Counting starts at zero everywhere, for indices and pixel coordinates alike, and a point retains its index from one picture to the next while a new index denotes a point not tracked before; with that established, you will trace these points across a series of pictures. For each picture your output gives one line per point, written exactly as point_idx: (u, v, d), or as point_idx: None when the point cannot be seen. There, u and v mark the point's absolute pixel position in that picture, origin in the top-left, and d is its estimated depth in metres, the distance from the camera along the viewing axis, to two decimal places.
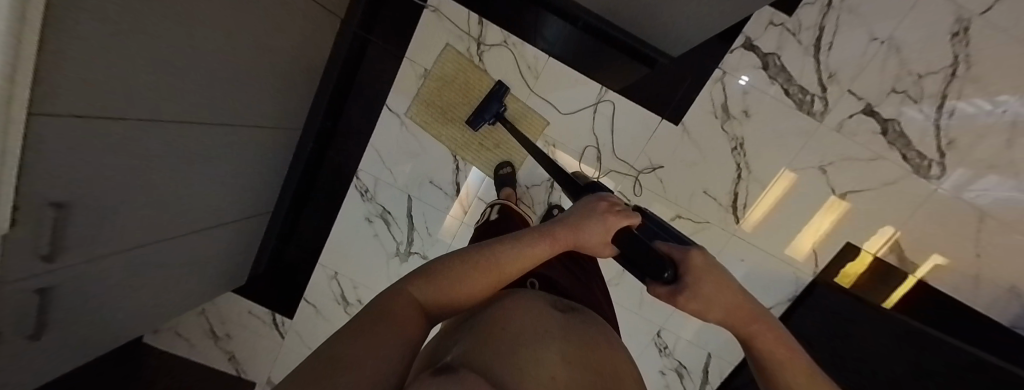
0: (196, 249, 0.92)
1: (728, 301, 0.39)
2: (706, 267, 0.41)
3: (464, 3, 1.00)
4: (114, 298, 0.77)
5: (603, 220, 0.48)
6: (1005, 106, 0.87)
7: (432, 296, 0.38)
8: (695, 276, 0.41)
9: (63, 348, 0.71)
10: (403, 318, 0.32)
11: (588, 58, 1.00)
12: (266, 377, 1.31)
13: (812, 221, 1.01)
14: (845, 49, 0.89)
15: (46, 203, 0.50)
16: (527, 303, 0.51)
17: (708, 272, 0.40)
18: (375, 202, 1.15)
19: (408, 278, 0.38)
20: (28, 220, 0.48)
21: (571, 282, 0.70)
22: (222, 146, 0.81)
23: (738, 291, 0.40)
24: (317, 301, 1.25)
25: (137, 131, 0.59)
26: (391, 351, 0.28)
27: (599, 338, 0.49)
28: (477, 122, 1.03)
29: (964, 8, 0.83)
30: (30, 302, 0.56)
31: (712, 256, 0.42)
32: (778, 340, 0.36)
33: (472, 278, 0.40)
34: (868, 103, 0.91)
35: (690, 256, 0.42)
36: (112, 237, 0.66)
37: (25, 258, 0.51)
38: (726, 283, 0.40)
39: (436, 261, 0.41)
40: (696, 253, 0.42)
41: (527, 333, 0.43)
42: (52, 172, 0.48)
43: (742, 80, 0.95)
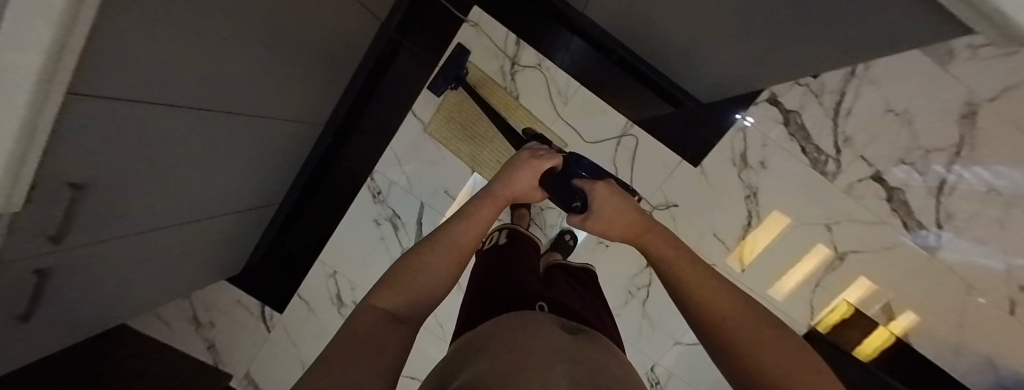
0: (199, 235, 0.88)
1: (626, 219, 0.54)
2: (608, 193, 0.58)
3: (505, 23, 1.02)
4: (108, 282, 0.73)
5: (531, 165, 0.62)
6: (1002, 188, 0.91)
7: (403, 302, 0.40)
8: (599, 203, 0.58)
9: (47, 331, 0.67)
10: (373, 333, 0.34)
11: (618, 92, 1.02)
12: (244, 370, 1.26)
13: (798, 265, 1.04)
14: (863, 116, 0.93)
15: (62, 184, 0.47)
16: (529, 324, 0.46)
17: (608, 199, 0.57)
18: (385, 203, 1.14)
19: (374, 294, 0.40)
20: (44, 198, 0.45)
21: (581, 306, 0.67)
22: (245, 137, 0.79)
23: (634, 209, 0.55)
24: (310, 298, 1.21)
25: (169, 117, 0.57)
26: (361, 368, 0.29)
27: (607, 353, 0.45)
28: (439, 87, 1.01)
29: (976, 92, 0.88)
30: (26, 282, 0.53)
31: (614, 188, 0.59)
32: (668, 241, 0.48)
33: (432, 263, 0.45)
34: (877, 169, 0.95)
35: (596, 187, 0.59)
36: (122, 222, 0.63)
37: (29, 238, 0.48)
38: (624, 202, 0.56)
39: (394, 271, 0.43)
40: (602, 186, 0.59)
41: (519, 343, 0.39)
42: (75, 153, 0.46)
43: (747, 121, 0.98)
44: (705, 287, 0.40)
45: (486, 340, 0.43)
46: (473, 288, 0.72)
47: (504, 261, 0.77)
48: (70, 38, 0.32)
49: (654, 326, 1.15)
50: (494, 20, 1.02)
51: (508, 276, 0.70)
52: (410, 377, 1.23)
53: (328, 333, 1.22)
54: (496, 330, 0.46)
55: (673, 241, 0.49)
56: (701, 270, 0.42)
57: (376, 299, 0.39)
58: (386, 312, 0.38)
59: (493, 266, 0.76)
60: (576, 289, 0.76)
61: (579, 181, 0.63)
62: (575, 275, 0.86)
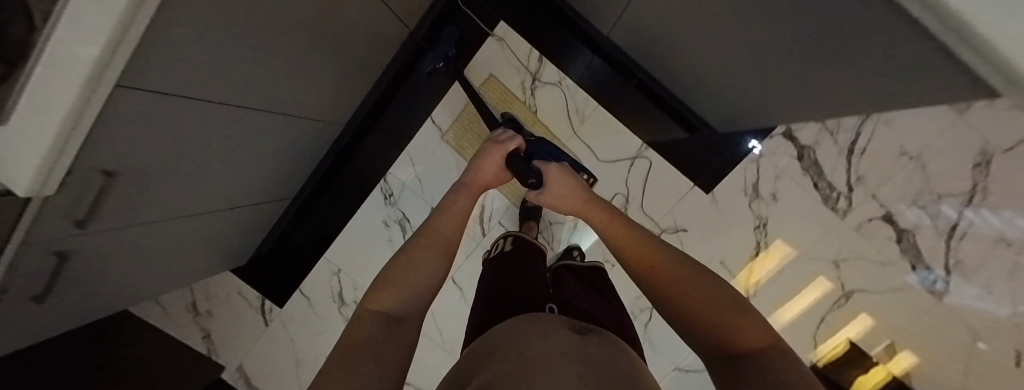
0: (216, 227, 0.89)
1: (572, 192, 0.58)
2: (560, 172, 0.63)
3: (530, 39, 1.04)
4: (126, 268, 0.74)
5: (491, 149, 0.66)
6: None
7: (401, 301, 0.39)
8: (552, 181, 0.62)
9: (59, 311, 0.68)
10: (376, 336, 0.34)
11: (636, 114, 1.04)
12: (236, 363, 1.25)
13: (802, 297, 1.04)
14: (878, 156, 0.93)
15: (95, 171, 0.49)
16: (536, 325, 0.45)
17: (559, 177, 0.62)
18: (396, 205, 1.14)
19: (370, 296, 0.39)
20: (73, 182, 0.47)
21: (591, 306, 0.66)
22: (272, 134, 0.81)
23: (579, 185, 0.59)
24: (312, 295, 1.21)
25: (201, 111, 0.58)
26: (369, 373, 0.28)
27: (615, 347, 0.44)
28: (427, 65, 1.03)
29: None
30: (46, 261, 0.54)
31: (565, 169, 0.64)
32: (605, 209, 0.50)
33: (425, 258, 0.45)
34: (888, 210, 0.95)
35: (551, 168, 0.64)
36: (148, 210, 0.65)
37: (55, 219, 0.49)
38: (573, 180, 0.61)
39: (386, 273, 0.43)
40: (555, 167, 0.64)
41: (527, 343, 0.38)
42: (113, 141, 0.47)
43: (755, 148, 0.99)
44: (631, 240, 0.41)
45: (497, 344, 0.42)
46: (483, 295, 0.72)
47: (511, 268, 0.77)
48: (114, 31, 0.34)
49: (655, 349, 1.14)
50: (519, 35, 1.04)
51: (516, 282, 0.69)
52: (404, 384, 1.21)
53: (326, 331, 1.21)
54: (506, 334, 0.45)
55: (605, 207, 0.51)
56: (627, 228, 0.44)
57: (370, 304, 0.38)
58: (386, 314, 0.37)
59: (502, 273, 0.76)
60: (586, 291, 0.75)
61: (537, 162, 0.67)
62: (583, 275, 0.84)
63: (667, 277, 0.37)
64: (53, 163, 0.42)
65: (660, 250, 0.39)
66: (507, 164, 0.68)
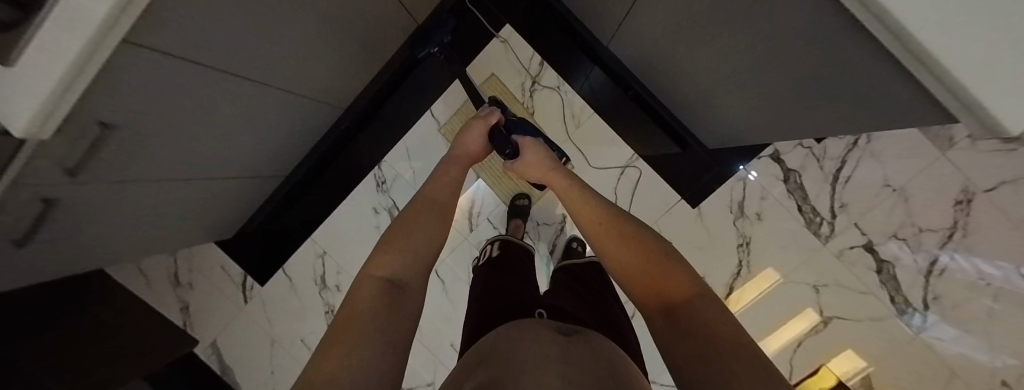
0: (205, 196, 0.90)
1: (541, 161, 0.74)
2: (532, 143, 0.77)
3: (533, 44, 1.08)
4: (110, 226, 0.74)
5: (478, 124, 0.76)
6: (991, 276, 0.91)
7: (401, 267, 0.43)
8: (527, 152, 0.76)
9: (34, 261, 0.68)
10: (376, 303, 0.37)
11: (630, 124, 1.07)
12: (212, 338, 1.25)
13: (787, 327, 1.02)
14: (860, 186, 0.96)
15: (92, 122, 0.50)
16: (524, 328, 0.45)
17: (531, 148, 0.76)
18: (387, 193, 1.16)
19: (372, 264, 0.43)
20: (68, 130, 0.48)
21: (585, 312, 0.64)
22: (270, 109, 0.83)
23: (547, 157, 0.74)
24: (295, 276, 1.21)
25: (202, 77, 0.60)
26: (370, 349, 0.31)
27: (603, 347, 0.45)
28: (421, 50, 1.02)
29: (972, 181, 0.90)
30: (31, 206, 0.55)
31: (538, 141, 0.78)
32: (565, 177, 0.65)
33: (422, 227, 0.49)
34: (869, 240, 0.96)
35: (525, 142, 0.78)
36: (138, 169, 0.66)
37: (46, 164, 0.51)
38: (541, 152, 0.75)
39: (386, 240, 0.47)
40: (530, 140, 0.77)
41: (513, 344, 0.38)
42: (112, 93, 0.49)
43: (753, 176, 1.01)
44: (588, 209, 0.55)
45: (487, 346, 0.42)
46: (475, 302, 0.70)
47: (501, 275, 0.76)
48: None
49: None
50: (522, 39, 1.08)
51: (505, 289, 0.69)
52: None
53: (304, 313, 1.21)
54: (499, 338, 0.44)
55: (565, 174, 0.66)
56: (586, 196, 0.57)
57: (371, 270, 0.42)
58: (387, 279, 0.41)
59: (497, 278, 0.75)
60: (579, 293, 0.72)
61: (515, 136, 0.80)
62: (585, 280, 0.81)
63: (615, 240, 0.48)
64: (53, 109, 0.43)
65: (609, 214, 0.51)
66: (490, 136, 0.79)
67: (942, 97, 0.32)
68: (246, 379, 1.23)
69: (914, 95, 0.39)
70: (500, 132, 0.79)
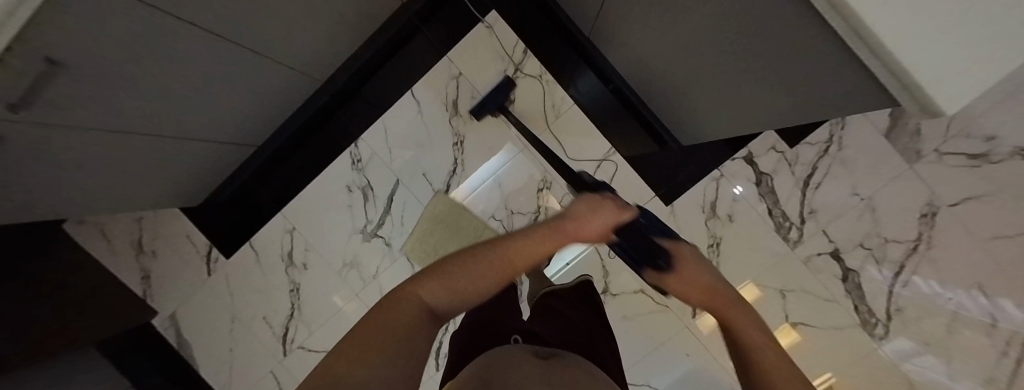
0: (168, 155, 0.87)
1: (705, 284, 0.52)
2: (691, 255, 0.56)
3: (518, 32, 1.09)
4: (61, 178, 0.71)
5: (608, 211, 0.54)
6: (952, 292, 0.92)
7: (446, 302, 0.39)
8: (681, 263, 0.56)
9: None
10: (404, 325, 0.34)
11: (609, 118, 1.08)
12: (171, 310, 1.22)
13: None
14: (830, 193, 0.97)
15: (39, 56, 0.47)
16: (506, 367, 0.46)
17: (689, 260, 0.56)
18: (362, 171, 1.14)
19: (417, 281, 0.39)
20: (14, 65, 0.45)
21: (568, 335, 0.65)
22: (241, 69, 0.81)
23: (715, 280, 0.53)
24: (261, 250, 1.18)
25: (165, 23, 0.58)
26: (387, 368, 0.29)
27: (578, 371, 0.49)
28: (480, 111, 1.09)
29: (938, 195, 0.91)
30: None
31: (699, 254, 0.58)
32: (755, 328, 0.44)
33: (475, 277, 0.40)
34: (836, 247, 0.97)
35: (681, 248, 0.58)
36: (90, 116, 0.63)
37: None
38: (706, 269, 0.55)
39: (437, 264, 0.41)
40: (686, 248, 0.58)
41: (503, 372, 0.44)
42: (63, 28, 0.46)
43: (736, 189, 1.02)
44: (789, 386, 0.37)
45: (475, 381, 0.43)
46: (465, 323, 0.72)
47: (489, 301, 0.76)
48: None
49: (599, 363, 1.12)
50: (508, 27, 1.09)
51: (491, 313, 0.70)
52: (298, 347, 1.17)
53: (267, 289, 1.18)
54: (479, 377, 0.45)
55: (754, 323, 0.45)
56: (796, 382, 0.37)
57: (418, 290, 0.38)
58: (425, 306, 0.37)
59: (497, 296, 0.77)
60: (562, 314, 0.74)
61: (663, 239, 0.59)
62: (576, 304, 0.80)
63: None
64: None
65: None
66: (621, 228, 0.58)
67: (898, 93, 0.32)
68: (202, 352, 1.21)
69: (867, 87, 0.38)
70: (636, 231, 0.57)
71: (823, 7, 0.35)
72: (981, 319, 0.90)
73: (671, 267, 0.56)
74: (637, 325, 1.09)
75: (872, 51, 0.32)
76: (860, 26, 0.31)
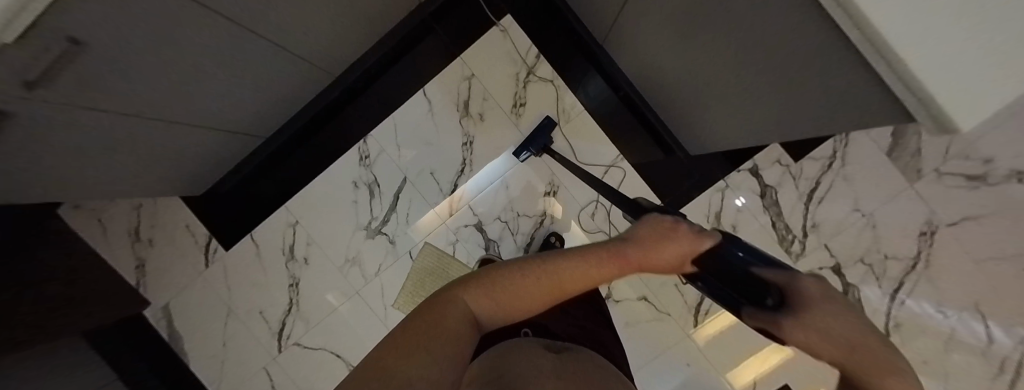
0: (175, 142, 0.86)
1: (843, 336, 0.35)
2: (826, 296, 0.38)
3: (532, 36, 1.10)
4: (66, 161, 0.69)
5: (681, 239, 0.47)
6: (949, 310, 0.93)
7: (491, 311, 0.43)
8: (813, 307, 0.38)
9: None
10: (454, 333, 0.40)
11: (618, 126, 1.09)
12: (165, 301, 1.20)
13: (760, 352, 1.05)
14: (832, 208, 0.99)
15: (60, 36, 0.46)
16: (520, 360, 0.51)
17: (822, 299, 0.38)
18: (370, 167, 1.14)
19: (463, 288, 0.43)
20: (35, 42, 0.44)
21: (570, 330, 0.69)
22: (255, 61, 0.81)
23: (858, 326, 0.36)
24: (263, 243, 1.17)
25: (188, 10, 0.58)
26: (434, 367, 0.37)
27: (585, 366, 0.53)
28: (523, 152, 1.09)
29: (936, 215, 0.93)
30: None
31: (833, 289, 0.40)
32: None
33: (521, 295, 0.43)
34: (838, 262, 0.99)
35: (803, 282, 0.41)
36: (104, 99, 0.62)
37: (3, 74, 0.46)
38: (846, 315, 0.36)
39: (485, 274, 0.44)
40: (812, 281, 0.40)
41: (521, 361, 0.50)
42: (88, 8, 0.46)
43: (740, 201, 1.03)
44: None
45: (491, 371, 0.48)
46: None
47: None
48: None
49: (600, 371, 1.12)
50: (522, 31, 1.10)
51: None
52: (294, 344, 1.15)
53: (266, 283, 1.16)
54: (494, 365, 0.50)
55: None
56: None
57: (466, 298, 0.42)
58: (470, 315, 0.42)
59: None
60: (569, 315, 0.73)
61: (770, 273, 0.44)
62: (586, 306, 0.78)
63: None
64: (15, 15, 0.39)
65: None
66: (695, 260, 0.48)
67: (911, 107, 0.30)
68: (194, 346, 1.19)
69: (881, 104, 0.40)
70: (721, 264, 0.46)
71: (835, 10, 0.35)
72: (977, 337, 0.92)
73: (786, 308, 0.40)
74: (638, 333, 1.09)
75: (883, 60, 0.31)
76: (859, 24, 0.30)
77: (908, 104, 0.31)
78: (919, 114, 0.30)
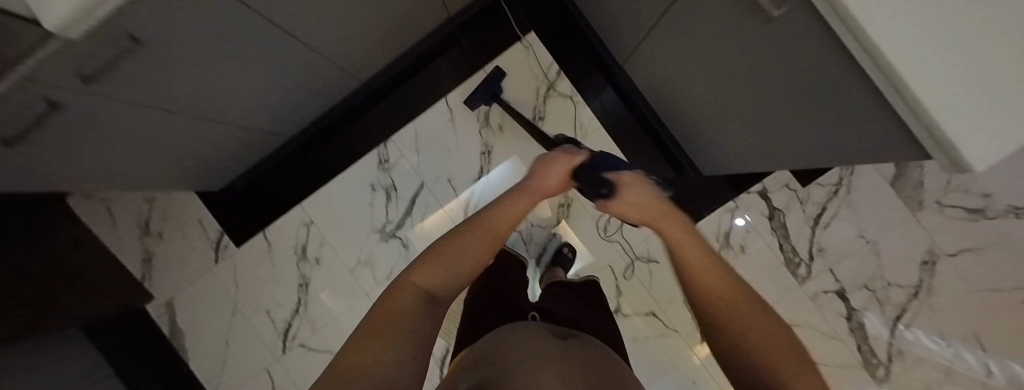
0: (202, 140, 0.88)
1: (647, 202, 0.54)
2: (632, 180, 0.58)
3: (553, 54, 1.14)
4: (98, 153, 0.70)
5: (563, 162, 0.61)
6: (948, 339, 0.96)
7: (442, 285, 0.38)
8: (624, 187, 0.58)
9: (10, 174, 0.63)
10: (410, 316, 0.33)
11: (633, 144, 1.12)
12: (169, 296, 1.18)
13: None
14: (837, 234, 1.02)
15: (123, 35, 0.49)
16: (518, 334, 0.48)
17: (631, 184, 0.57)
18: (388, 171, 1.16)
19: (411, 270, 0.38)
20: (100, 40, 0.46)
21: (578, 316, 0.69)
22: (290, 66, 0.83)
23: (659, 198, 0.54)
24: (275, 241, 1.17)
25: (241, 18, 0.61)
26: (401, 349, 0.30)
27: (590, 345, 0.50)
28: (475, 102, 1.13)
29: (938, 245, 0.97)
30: (34, 110, 0.51)
31: (640, 178, 0.59)
32: (682, 227, 0.46)
33: (467, 254, 0.41)
34: (842, 286, 1.01)
35: (622, 176, 0.59)
36: (148, 96, 0.64)
37: (64, 68, 0.48)
38: (649, 191, 0.56)
39: (431, 248, 0.41)
40: (627, 175, 0.59)
41: (512, 345, 0.43)
42: (154, 11, 0.48)
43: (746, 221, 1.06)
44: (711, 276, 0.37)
45: (485, 349, 0.44)
46: (471, 303, 0.75)
47: (496, 281, 0.80)
48: None
49: None
50: (545, 48, 1.14)
51: (506, 295, 0.73)
52: (300, 346, 1.14)
53: (275, 281, 1.16)
54: (488, 345, 0.46)
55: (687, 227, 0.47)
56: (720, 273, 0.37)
57: (413, 277, 0.37)
58: (424, 292, 0.36)
59: (486, 289, 0.77)
60: (567, 300, 0.76)
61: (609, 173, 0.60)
62: (577, 291, 0.84)
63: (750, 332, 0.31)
64: (92, 12, 0.41)
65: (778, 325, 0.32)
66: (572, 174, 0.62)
67: (927, 143, 0.36)
68: (196, 343, 1.17)
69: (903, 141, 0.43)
70: (584, 171, 0.62)
71: (859, 53, 0.38)
72: (975, 366, 0.94)
73: (611, 192, 0.58)
74: (645, 348, 1.10)
75: (905, 104, 0.36)
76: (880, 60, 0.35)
77: (922, 138, 0.36)
78: (933, 151, 0.37)
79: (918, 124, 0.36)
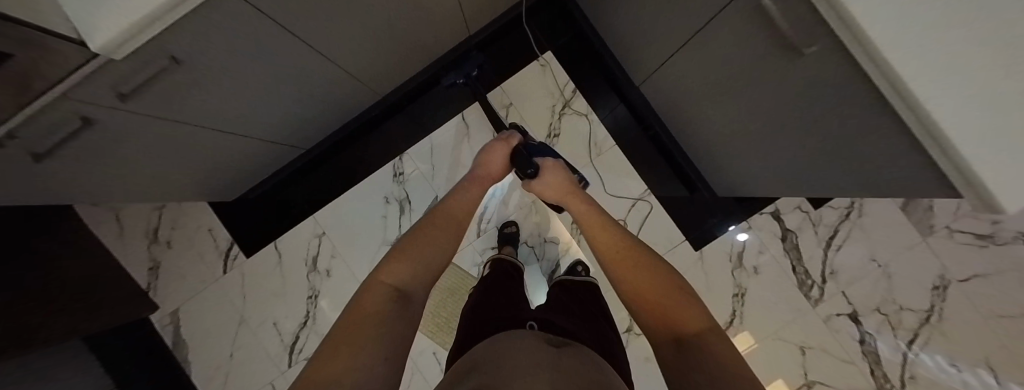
0: (222, 152, 0.88)
1: (561, 183, 0.80)
2: (553, 164, 0.82)
3: (569, 73, 1.16)
4: (120, 164, 0.70)
5: (502, 150, 0.84)
6: (962, 365, 0.96)
7: (410, 278, 0.49)
8: (546, 170, 0.82)
9: (33, 185, 0.62)
10: (381, 314, 0.42)
11: (647, 162, 1.13)
12: (174, 306, 1.17)
13: None
14: (849, 256, 1.02)
15: (164, 54, 0.49)
16: (518, 343, 0.46)
17: (551, 166, 0.82)
18: (402, 184, 1.16)
19: (383, 271, 0.49)
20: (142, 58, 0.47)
21: (582, 328, 0.66)
22: (315, 84, 0.84)
23: (567, 178, 0.80)
24: (285, 251, 1.16)
25: (277, 39, 0.62)
26: (372, 354, 0.37)
27: (589, 358, 0.49)
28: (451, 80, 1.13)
29: (949, 270, 0.98)
30: (68, 125, 0.51)
31: (558, 162, 0.84)
32: (584, 201, 0.74)
33: (429, 248, 0.55)
34: (855, 309, 1.01)
35: (546, 162, 0.83)
36: (176, 111, 0.64)
37: (102, 85, 0.48)
38: (561, 173, 0.81)
39: (397, 249, 0.53)
40: (549, 161, 0.83)
41: (509, 354, 0.42)
42: (197, 32, 0.49)
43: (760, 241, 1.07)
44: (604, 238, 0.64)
45: (483, 358, 0.43)
46: (469, 314, 0.72)
47: (492, 290, 0.78)
48: None
49: None
50: (561, 67, 1.16)
51: (508, 302, 0.72)
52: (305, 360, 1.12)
53: (284, 292, 1.15)
54: (485, 355, 0.45)
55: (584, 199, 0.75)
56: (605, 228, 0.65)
57: (383, 277, 0.48)
58: (394, 288, 0.47)
59: (484, 299, 0.75)
60: (568, 308, 0.73)
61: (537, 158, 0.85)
62: (577, 293, 0.82)
63: (629, 268, 0.57)
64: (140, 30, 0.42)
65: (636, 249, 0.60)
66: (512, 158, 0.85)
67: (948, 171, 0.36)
68: (200, 355, 1.15)
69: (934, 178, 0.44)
70: (521, 155, 0.84)
71: (880, 81, 0.37)
72: None
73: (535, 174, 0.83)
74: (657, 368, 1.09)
75: (928, 135, 0.36)
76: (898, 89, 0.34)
77: (943, 167, 0.36)
78: (955, 181, 0.36)
79: (946, 161, 0.35)
